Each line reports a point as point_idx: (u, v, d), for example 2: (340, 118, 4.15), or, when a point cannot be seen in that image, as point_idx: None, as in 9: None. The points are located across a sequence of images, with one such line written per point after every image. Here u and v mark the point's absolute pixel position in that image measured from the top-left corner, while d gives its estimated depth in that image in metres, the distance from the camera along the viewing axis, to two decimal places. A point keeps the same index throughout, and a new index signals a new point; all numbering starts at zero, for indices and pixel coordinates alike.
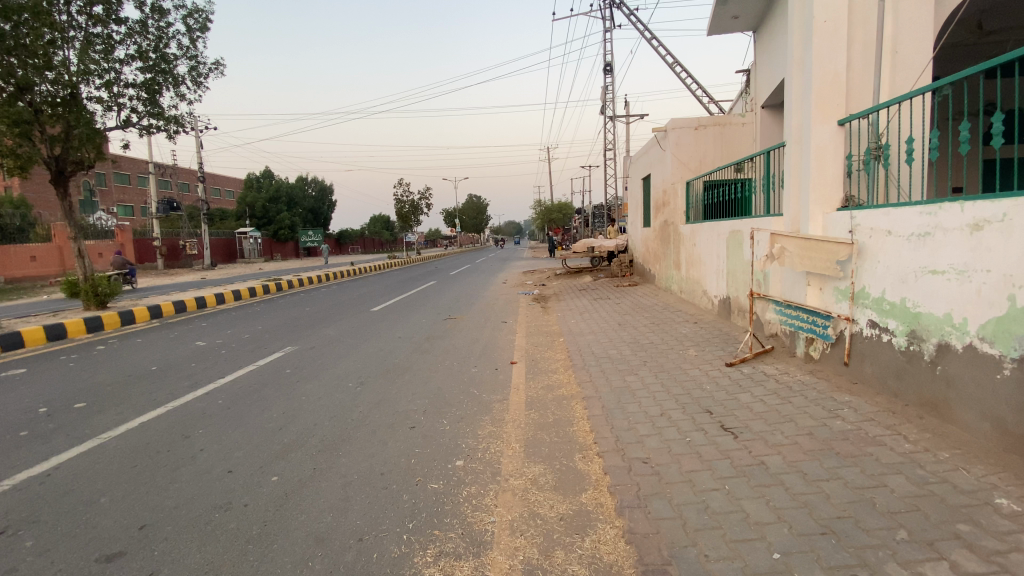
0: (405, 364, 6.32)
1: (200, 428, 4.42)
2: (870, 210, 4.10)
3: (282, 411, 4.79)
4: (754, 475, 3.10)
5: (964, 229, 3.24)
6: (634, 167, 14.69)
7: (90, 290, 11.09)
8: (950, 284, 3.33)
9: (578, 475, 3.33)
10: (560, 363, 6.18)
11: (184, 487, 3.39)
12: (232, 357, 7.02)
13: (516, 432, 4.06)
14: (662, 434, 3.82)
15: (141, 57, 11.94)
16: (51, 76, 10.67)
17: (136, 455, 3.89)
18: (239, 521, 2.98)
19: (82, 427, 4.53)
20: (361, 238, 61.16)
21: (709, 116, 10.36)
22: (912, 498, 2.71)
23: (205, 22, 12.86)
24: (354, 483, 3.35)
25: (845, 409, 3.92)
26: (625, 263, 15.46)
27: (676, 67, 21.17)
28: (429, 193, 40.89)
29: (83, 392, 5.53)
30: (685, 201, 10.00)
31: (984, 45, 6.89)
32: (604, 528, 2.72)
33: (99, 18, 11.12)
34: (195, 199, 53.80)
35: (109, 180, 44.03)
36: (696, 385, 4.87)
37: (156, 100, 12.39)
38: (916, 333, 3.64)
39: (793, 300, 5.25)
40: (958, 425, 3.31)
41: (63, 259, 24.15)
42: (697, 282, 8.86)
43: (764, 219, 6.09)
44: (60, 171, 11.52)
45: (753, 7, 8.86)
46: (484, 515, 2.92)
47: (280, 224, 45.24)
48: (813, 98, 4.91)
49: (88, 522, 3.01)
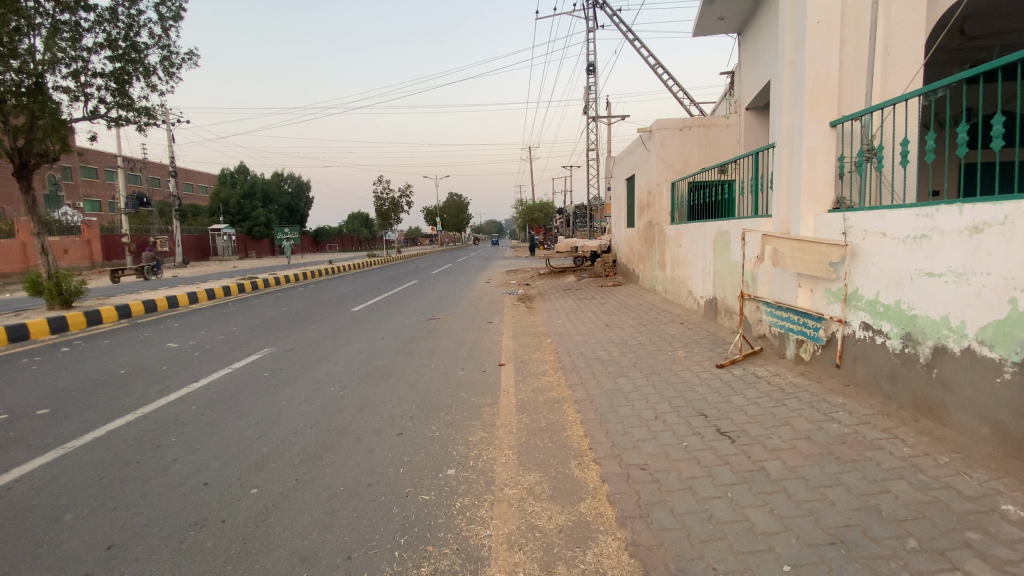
0: (389, 367, 6.13)
1: (172, 436, 4.18)
2: (863, 212, 4.08)
3: (261, 418, 4.58)
4: (756, 482, 3.02)
5: (963, 232, 3.22)
6: (617, 167, 14.68)
7: (54, 289, 10.60)
8: (948, 286, 3.31)
9: (575, 484, 3.21)
10: (549, 365, 6.07)
11: (156, 502, 3.18)
12: (207, 360, 6.73)
13: (508, 438, 3.94)
14: (658, 438, 3.74)
15: (110, 46, 11.45)
16: (15, 65, 10.18)
17: (102, 467, 3.65)
18: (216, 539, 2.79)
19: (44, 436, 4.24)
20: (338, 238, 60.23)
21: (693, 117, 10.36)
22: (918, 505, 2.67)
23: (179, 10, 12.40)
24: (340, 495, 3.19)
25: (840, 411, 3.89)
26: (608, 263, 15.44)
27: (658, 69, 21.39)
28: (410, 191, 40.56)
29: (45, 399, 5.21)
30: (670, 201, 9.99)
31: (966, 49, 7.03)
32: (607, 540, 2.62)
33: (67, 4, 10.62)
34: (166, 195, 52.52)
35: (75, 175, 42.60)
36: (687, 387, 4.81)
37: (126, 91, 11.91)
38: (911, 336, 3.62)
39: (784, 301, 5.21)
40: (955, 428, 3.30)
41: (27, 255, 23.28)
42: (682, 283, 8.85)
43: (753, 219, 6.07)
44: (22, 164, 10.98)
45: (739, 9, 8.88)
46: (480, 528, 2.79)
47: (257, 219, 44.46)
48: (806, 99, 4.89)
49: (50, 541, 2.79)
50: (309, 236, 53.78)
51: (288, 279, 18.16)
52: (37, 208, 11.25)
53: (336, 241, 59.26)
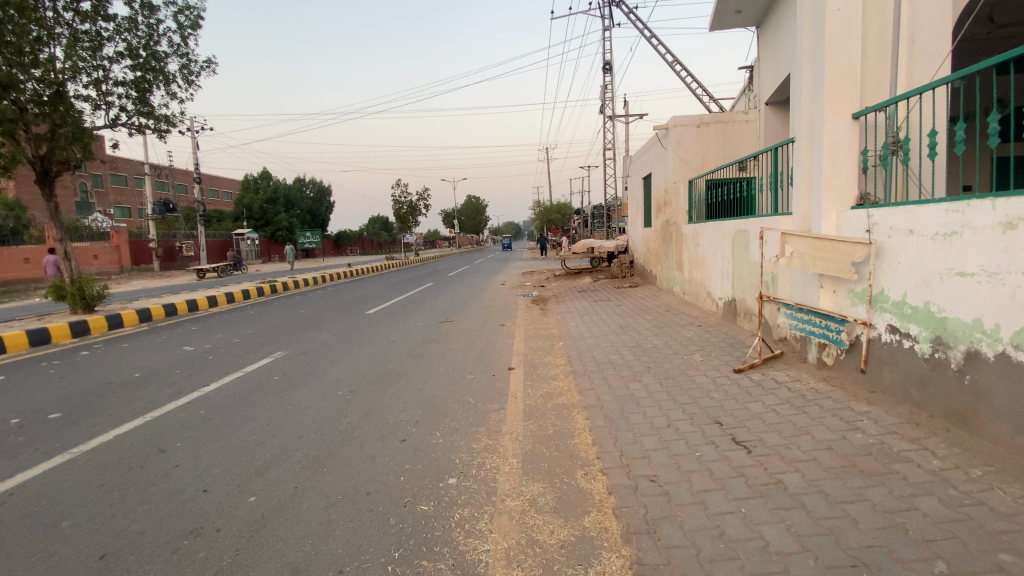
0: (398, 371, 6.07)
1: (178, 442, 4.16)
2: (889, 208, 3.85)
3: (267, 422, 4.55)
4: (771, 496, 2.84)
5: (996, 228, 3.00)
6: (635, 167, 14.37)
7: (77, 293, 10.83)
8: (980, 287, 3.09)
9: (580, 496, 3.07)
10: (560, 369, 5.92)
11: (153, 510, 3.13)
12: (219, 364, 6.74)
13: (513, 446, 3.82)
14: (669, 448, 3.57)
15: (130, 55, 11.68)
16: (37, 74, 10.42)
17: (105, 473, 3.63)
18: (209, 550, 2.72)
19: (53, 440, 4.26)
20: (360, 241, 61.06)
21: (711, 113, 10.07)
22: (948, 524, 2.46)
23: (196, 19, 12.61)
24: (337, 504, 3.11)
25: (865, 420, 3.67)
26: (625, 263, 15.22)
27: (676, 66, 20.81)
28: (427, 195, 40.41)
29: (58, 402, 5.26)
30: (687, 200, 9.74)
31: (997, 37, 6.68)
32: (610, 558, 2.47)
33: (87, 15, 10.85)
34: (192, 201, 54.07)
35: (105, 181, 43.88)
36: (703, 393, 4.62)
37: (146, 99, 12.13)
38: (941, 340, 3.39)
39: (805, 303, 4.99)
40: (990, 439, 3.07)
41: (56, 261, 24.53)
42: (700, 283, 8.60)
43: (773, 218, 5.83)
44: (45, 172, 11.25)
45: (757, 2, 8.62)
46: (477, 543, 2.66)
47: (278, 225, 45.13)
48: (825, 90, 4.69)
49: (45, 549, 2.75)
50: (329, 241, 54.65)
51: (307, 283, 18.31)
52: (60, 214, 11.51)
53: (353, 245, 59.10)
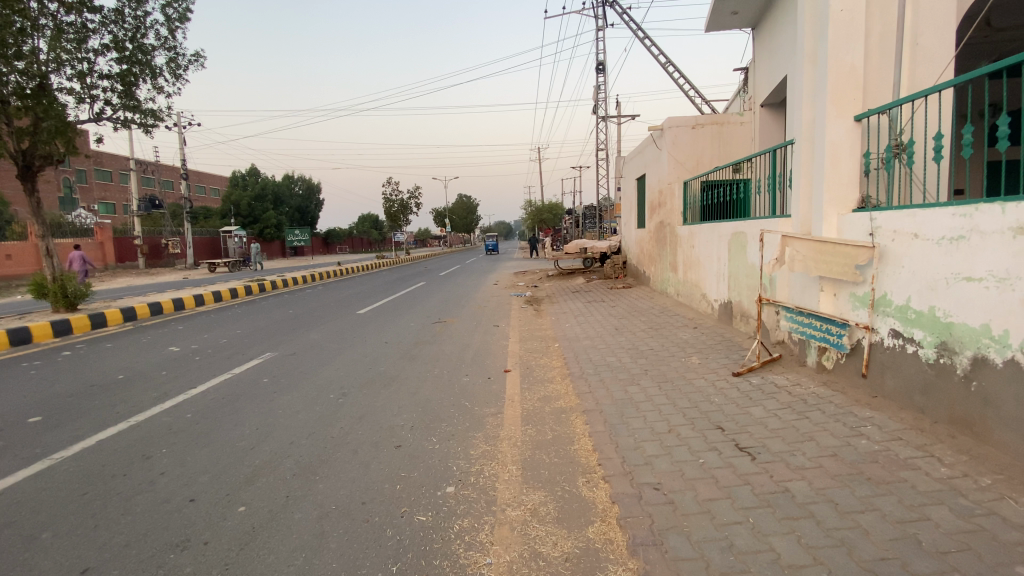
0: (391, 373, 5.96)
1: (162, 448, 4.01)
2: (893, 212, 3.81)
3: (256, 427, 4.41)
4: (780, 506, 2.78)
5: (1006, 232, 2.96)
6: (628, 167, 14.33)
7: (59, 291, 10.56)
8: (989, 292, 3.06)
9: (582, 505, 2.98)
10: (557, 371, 5.85)
11: (138, 520, 3.00)
12: (207, 365, 6.58)
13: (511, 452, 3.73)
14: (671, 454, 3.49)
15: (116, 47, 11.42)
16: (20, 66, 10.14)
17: (86, 481, 3.48)
18: (197, 564, 2.60)
19: (33, 445, 4.10)
20: (349, 239, 60.70)
21: (706, 114, 10.05)
22: (961, 535, 2.41)
23: (185, 12, 12.36)
24: (331, 515, 3.00)
25: (868, 426, 3.62)
26: (618, 264, 15.21)
27: (669, 67, 20.89)
28: (418, 194, 40.29)
29: (39, 405, 5.08)
30: (682, 201, 9.71)
31: (994, 41, 6.71)
32: (617, 572, 2.39)
33: (72, 6, 10.59)
34: (178, 198, 53.42)
35: (90, 177, 43.18)
36: (702, 397, 4.55)
37: (132, 93, 11.88)
38: (947, 345, 3.35)
39: (805, 306, 4.94)
40: (997, 446, 3.03)
41: (39, 258, 24.03)
42: (695, 285, 8.59)
43: (771, 220, 5.79)
44: (27, 166, 10.96)
45: (754, 3, 8.61)
46: (479, 556, 2.57)
47: (267, 224, 44.68)
48: (828, 91, 4.63)
49: (24, 563, 2.61)
50: (319, 240, 54.33)
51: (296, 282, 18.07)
52: (42, 210, 11.21)
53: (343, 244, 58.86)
